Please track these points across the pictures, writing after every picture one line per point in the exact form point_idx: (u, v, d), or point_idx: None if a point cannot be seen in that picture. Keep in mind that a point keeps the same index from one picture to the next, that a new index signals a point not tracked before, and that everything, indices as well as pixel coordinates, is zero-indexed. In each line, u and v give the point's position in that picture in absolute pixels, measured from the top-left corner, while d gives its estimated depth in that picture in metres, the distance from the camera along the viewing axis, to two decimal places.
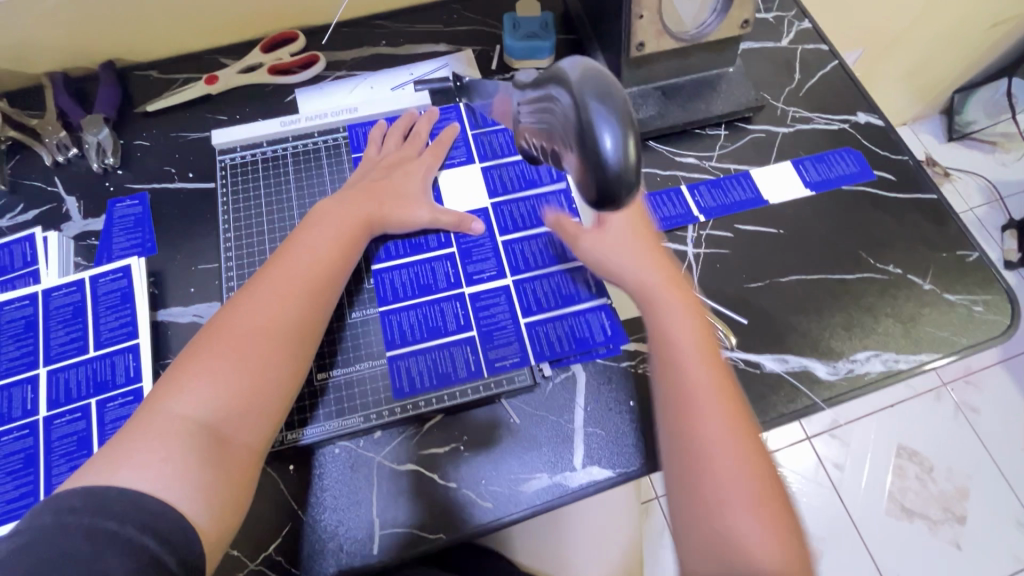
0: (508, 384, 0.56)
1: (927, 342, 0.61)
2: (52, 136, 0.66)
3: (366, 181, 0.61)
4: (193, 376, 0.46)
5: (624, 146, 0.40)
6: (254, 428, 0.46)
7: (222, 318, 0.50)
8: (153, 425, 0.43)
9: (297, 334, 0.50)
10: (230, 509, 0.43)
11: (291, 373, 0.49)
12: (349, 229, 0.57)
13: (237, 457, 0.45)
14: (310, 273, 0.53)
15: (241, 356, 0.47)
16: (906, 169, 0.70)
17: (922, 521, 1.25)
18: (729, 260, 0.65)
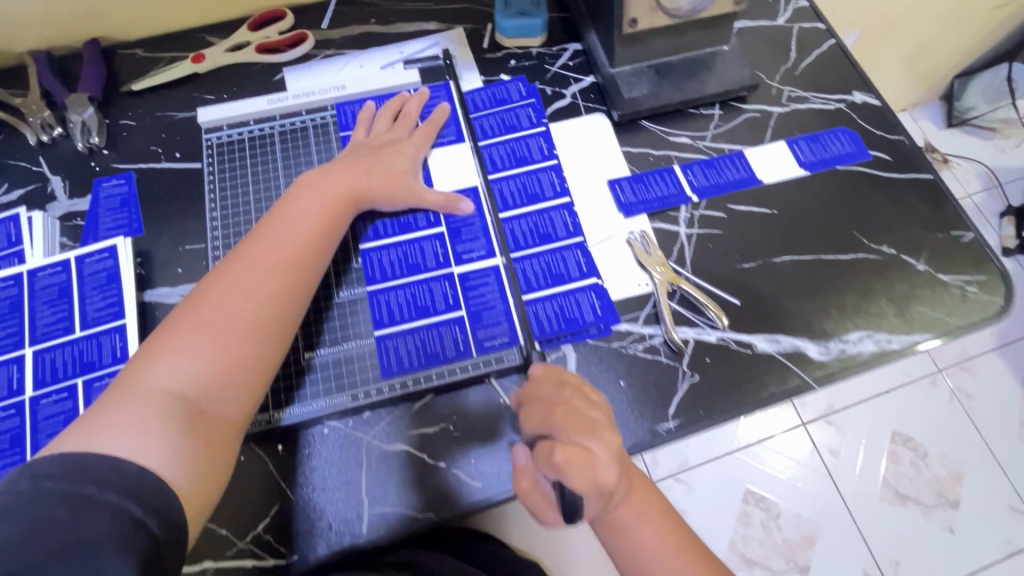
0: (497, 363, 0.55)
1: (920, 321, 0.61)
2: (37, 115, 0.65)
3: (353, 156, 0.60)
4: (171, 346, 0.46)
5: None
6: (233, 399, 0.46)
7: (202, 289, 0.49)
8: (131, 393, 0.43)
9: (277, 307, 0.50)
10: (211, 478, 0.43)
11: (271, 346, 0.49)
12: (333, 201, 0.56)
13: (217, 427, 0.45)
14: (292, 247, 0.52)
15: (220, 329, 0.47)
16: (902, 149, 0.69)
17: (915, 506, 1.26)
18: (721, 241, 0.64)
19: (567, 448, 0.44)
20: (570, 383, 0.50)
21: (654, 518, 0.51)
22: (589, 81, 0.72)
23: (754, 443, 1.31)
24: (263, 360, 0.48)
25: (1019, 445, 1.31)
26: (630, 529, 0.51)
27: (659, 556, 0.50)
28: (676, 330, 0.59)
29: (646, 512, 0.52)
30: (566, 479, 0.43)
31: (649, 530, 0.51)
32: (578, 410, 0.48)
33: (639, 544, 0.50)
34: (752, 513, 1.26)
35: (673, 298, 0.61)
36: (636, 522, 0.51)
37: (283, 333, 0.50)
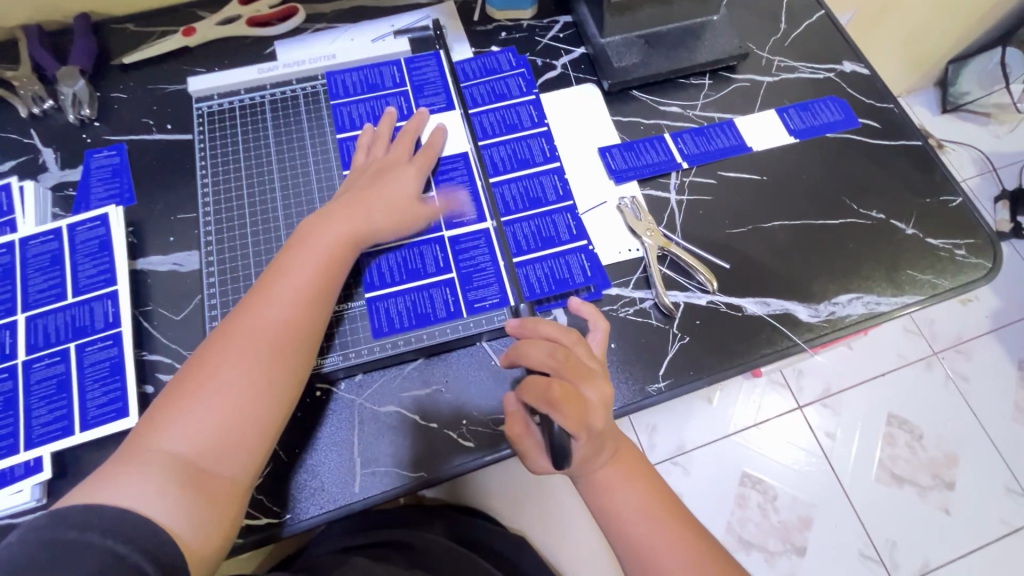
0: (487, 324, 0.56)
1: (909, 284, 0.61)
2: (27, 88, 0.65)
3: (354, 191, 0.56)
4: (177, 411, 0.44)
5: None
6: (240, 461, 0.45)
7: (206, 348, 0.48)
8: (138, 462, 0.42)
9: (282, 366, 0.48)
10: (215, 533, 0.42)
11: (274, 405, 0.47)
12: (337, 248, 0.53)
13: (222, 487, 0.44)
14: (296, 299, 0.50)
15: (224, 385, 0.46)
16: (891, 117, 0.70)
17: (910, 487, 1.26)
18: (712, 207, 0.64)
19: (562, 386, 0.46)
20: (571, 331, 0.51)
21: (638, 484, 0.52)
22: (580, 52, 0.72)
23: (750, 426, 1.31)
24: (269, 420, 0.47)
25: (1013, 426, 1.31)
26: (614, 492, 0.51)
27: (639, 516, 0.50)
28: (666, 294, 0.59)
29: (631, 476, 0.52)
30: (557, 414, 0.45)
31: (634, 492, 0.51)
32: (576, 355, 0.49)
33: (622, 506, 0.50)
34: (749, 495, 1.26)
35: (663, 263, 0.61)
36: (617, 484, 0.51)
37: (288, 390, 0.48)
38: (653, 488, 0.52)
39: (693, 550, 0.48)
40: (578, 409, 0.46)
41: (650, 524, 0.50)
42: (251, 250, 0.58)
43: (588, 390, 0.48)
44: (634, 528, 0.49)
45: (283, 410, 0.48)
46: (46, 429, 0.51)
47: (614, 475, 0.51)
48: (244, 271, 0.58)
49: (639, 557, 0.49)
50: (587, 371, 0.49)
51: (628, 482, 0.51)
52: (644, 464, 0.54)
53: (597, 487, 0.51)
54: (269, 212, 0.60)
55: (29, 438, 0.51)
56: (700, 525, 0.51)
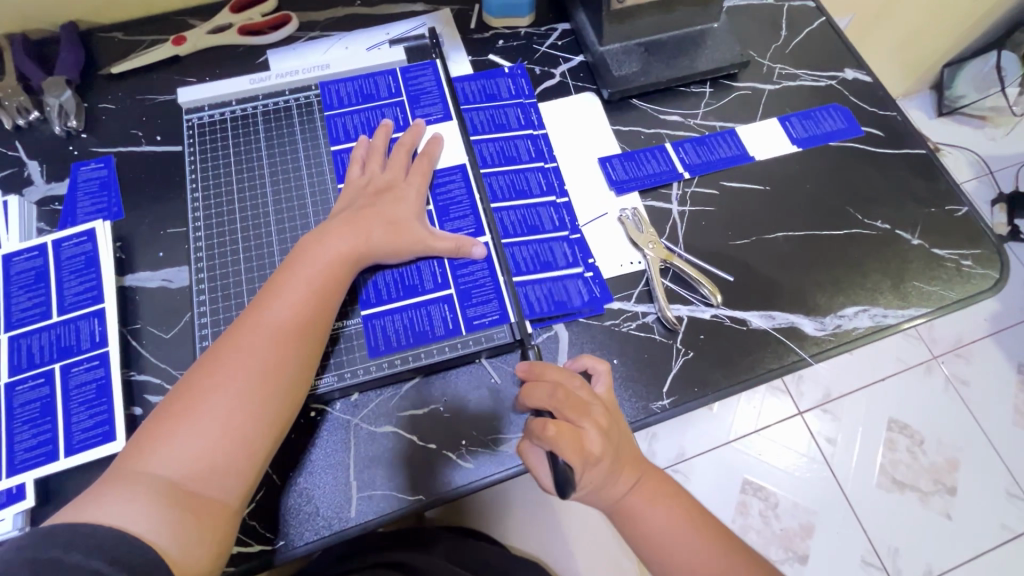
0: (486, 341, 0.54)
1: (916, 296, 0.60)
2: (11, 99, 0.64)
3: (352, 209, 0.55)
4: (169, 431, 0.43)
5: None
6: (231, 484, 0.43)
7: (199, 367, 0.46)
8: (125, 482, 0.41)
9: (277, 386, 0.46)
10: (201, 556, 0.41)
11: (268, 427, 0.46)
12: (334, 266, 0.52)
13: (211, 510, 0.42)
14: (292, 318, 0.49)
15: (218, 404, 0.44)
16: (894, 125, 0.69)
17: (912, 493, 1.25)
18: (714, 217, 0.63)
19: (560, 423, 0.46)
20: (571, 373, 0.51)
21: (665, 502, 0.50)
22: (578, 61, 0.71)
23: (751, 433, 1.30)
24: (263, 443, 0.45)
25: (1014, 431, 1.31)
26: (642, 515, 0.50)
27: (670, 538, 0.49)
28: (669, 308, 0.58)
29: (655, 496, 0.51)
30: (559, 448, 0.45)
31: (662, 511, 0.50)
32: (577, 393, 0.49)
33: (651, 531, 0.49)
34: (751, 502, 1.25)
35: (666, 275, 0.60)
36: (644, 510, 0.50)
37: (283, 412, 0.47)
38: (681, 507, 0.50)
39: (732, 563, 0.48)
40: (576, 442, 0.46)
41: (684, 549, 0.48)
42: (243, 267, 0.57)
43: (590, 427, 0.47)
44: (667, 555, 0.48)
45: (277, 432, 0.46)
46: (29, 455, 0.49)
47: (638, 503, 0.50)
48: (235, 288, 0.56)
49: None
50: (587, 406, 0.48)
51: (655, 507, 0.50)
52: (670, 483, 0.52)
53: (623, 516, 0.50)
54: (261, 227, 0.58)
55: (12, 464, 0.49)
56: (732, 533, 0.51)
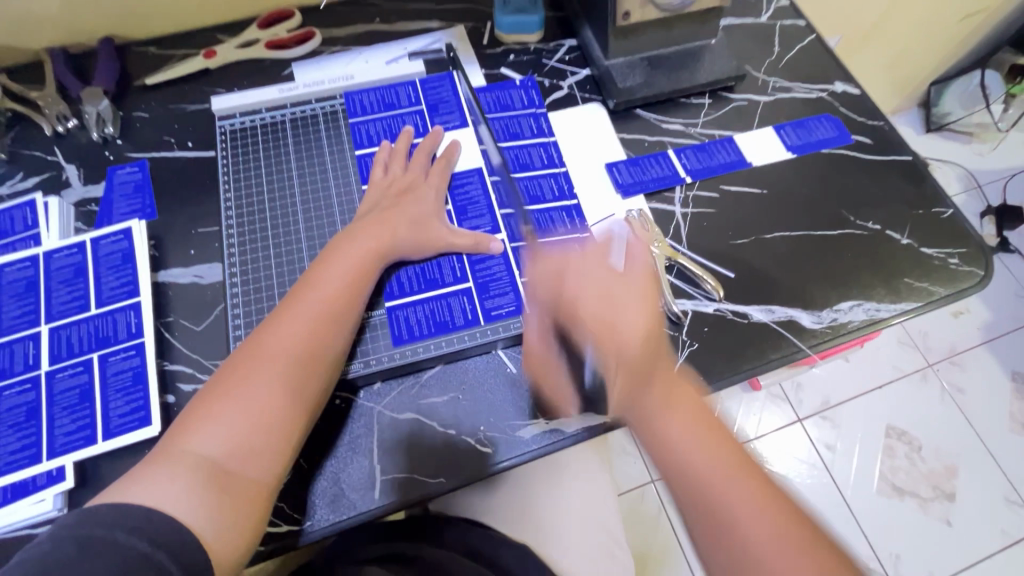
0: (503, 331, 0.57)
1: (907, 291, 0.63)
2: (52, 107, 0.68)
3: (377, 211, 0.59)
4: (208, 416, 0.46)
5: None
6: (266, 465, 0.46)
7: (237, 356, 0.50)
8: (167, 463, 0.44)
9: (308, 375, 0.49)
10: (234, 535, 0.43)
11: (300, 411, 0.48)
12: (360, 262, 0.55)
13: (244, 491, 0.45)
14: (322, 309, 0.52)
15: (253, 391, 0.47)
16: (882, 134, 0.73)
17: (912, 500, 1.27)
18: (715, 219, 0.67)
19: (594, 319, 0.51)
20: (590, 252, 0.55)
21: (708, 436, 0.49)
22: (585, 74, 0.75)
23: (752, 439, 1.32)
24: (294, 428, 0.48)
25: (1010, 438, 1.33)
26: (671, 451, 0.48)
27: (709, 468, 0.47)
28: (675, 302, 0.61)
29: (698, 423, 0.49)
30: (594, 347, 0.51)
31: (690, 440, 0.48)
32: (606, 285, 0.52)
33: (690, 458, 0.48)
34: None
35: (670, 272, 0.63)
36: (684, 439, 0.48)
37: (314, 397, 0.49)
38: (726, 447, 0.49)
39: (765, 503, 0.46)
40: (606, 333, 0.51)
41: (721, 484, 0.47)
42: (274, 262, 0.60)
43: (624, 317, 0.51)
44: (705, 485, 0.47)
45: (309, 416, 0.49)
46: (69, 439, 0.51)
47: (679, 429, 0.49)
48: (267, 282, 0.59)
49: (710, 515, 0.46)
50: (620, 292, 0.52)
51: (697, 435, 0.49)
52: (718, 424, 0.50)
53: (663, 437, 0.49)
54: (290, 225, 0.62)
55: (52, 447, 0.51)
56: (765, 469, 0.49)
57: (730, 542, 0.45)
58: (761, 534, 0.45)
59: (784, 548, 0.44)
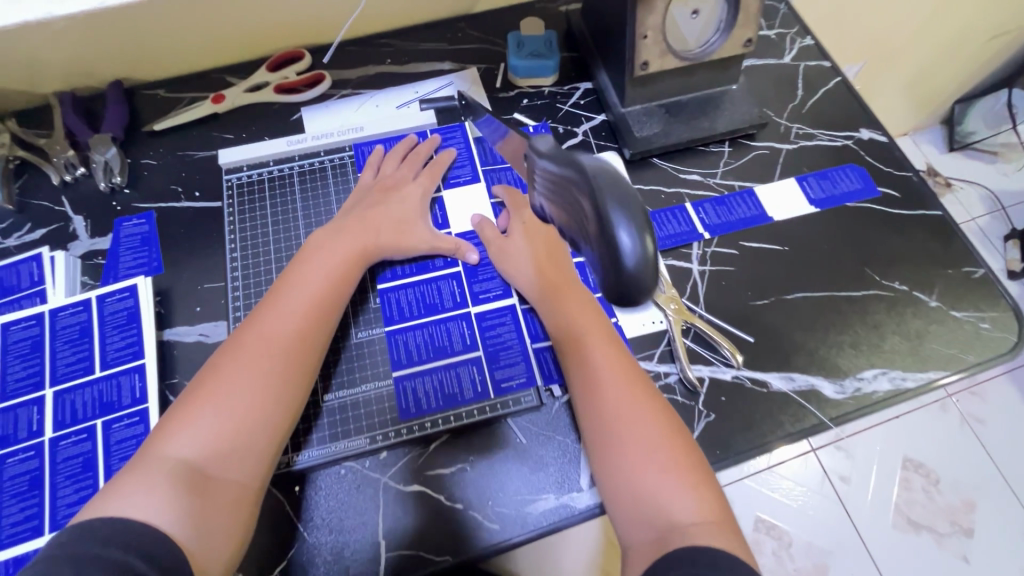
0: (513, 406, 0.56)
1: (935, 359, 0.61)
2: (60, 155, 0.67)
3: (362, 208, 0.61)
4: (191, 417, 0.45)
5: (643, 244, 0.38)
6: (251, 465, 0.46)
7: (217, 358, 0.49)
8: (146, 469, 0.42)
9: (295, 374, 0.50)
10: (219, 538, 0.42)
11: (285, 408, 0.49)
12: (342, 262, 0.57)
13: (228, 493, 0.44)
14: (303, 311, 0.53)
15: (237, 385, 0.47)
16: (910, 186, 0.70)
17: (929, 534, 1.22)
18: (734, 277, 0.65)
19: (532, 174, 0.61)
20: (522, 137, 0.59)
21: (589, 314, 0.54)
22: (600, 119, 0.73)
23: (763, 468, 1.29)
24: (278, 426, 0.48)
25: None
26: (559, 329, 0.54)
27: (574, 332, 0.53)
28: (690, 369, 0.59)
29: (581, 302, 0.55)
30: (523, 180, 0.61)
31: (575, 312, 0.54)
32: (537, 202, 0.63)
33: (565, 315, 0.54)
34: (763, 541, 1.24)
35: (687, 336, 0.61)
36: (563, 305, 0.55)
37: (300, 396, 0.50)
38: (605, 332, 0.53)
39: (628, 389, 0.49)
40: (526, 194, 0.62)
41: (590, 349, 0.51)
42: None
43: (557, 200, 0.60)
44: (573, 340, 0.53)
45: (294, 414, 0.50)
46: (72, 510, 0.51)
47: (564, 299, 0.55)
48: None
49: (584, 380, 0.50)
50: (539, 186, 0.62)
51: (580, 308, 0.54)
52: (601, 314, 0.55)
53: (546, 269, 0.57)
54: None
55: (55, 519, 0.50)
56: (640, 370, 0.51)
57: (596, 410, 0.49)
58: (620, 408, 0.48)
59: (639, 413, 0.47)
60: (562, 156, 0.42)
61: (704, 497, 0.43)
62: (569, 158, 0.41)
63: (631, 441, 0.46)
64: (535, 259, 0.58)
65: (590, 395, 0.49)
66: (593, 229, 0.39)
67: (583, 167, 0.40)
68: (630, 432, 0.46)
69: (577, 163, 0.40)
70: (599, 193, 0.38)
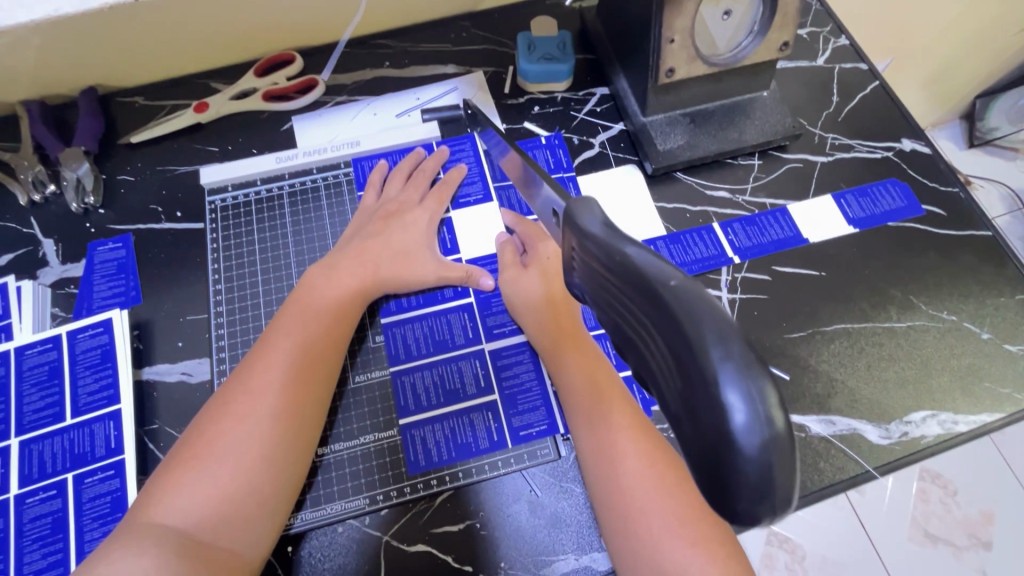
0: (529, 459, 0.51)
1: (987, 400, 0.55)
2: (28, 172, 0.61)
3: (360, 237, 0.57)
4: (182, 478, 0.41)
5: (765, 424, 0.21)
6: (247, 531, 0.42)
7: (209, 411, 0.45)
8: (134, 537, 0.38)
9: (296, 427, 0.45)
10: None
11: (284, 467, 0.44)
12: (340, 298, 0.52)
13: (224, 561, 0.40)
14: (298, 354, 0.48)
15: (230, 441, 0.43)
16: (957, 203, 0.64)
17: (947, 547, 1.02)
18: (767, 306, 0.59)
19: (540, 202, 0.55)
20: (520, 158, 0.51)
21: (590, 360, 0.49)
22: (619, 129, 0.67)
23: None
24: (276, 486, 0.44)
25: None
26: (562, 371, 0.50)
27: (581, 377, 0.48)
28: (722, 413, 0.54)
29: (582, 348, 0.50)
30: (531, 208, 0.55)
31: (580, 357, 0.49)
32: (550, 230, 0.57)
33: (571, 358, 0.50)
34: (778, 555, 1.03)
35: None
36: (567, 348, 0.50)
37: (300, 450, 0.46)
38: (607, 376, 0.48)
39: (638, 438, 0.44)
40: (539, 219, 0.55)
41: (592, 395, 0.47)
42: None
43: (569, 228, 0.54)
44: (575, 384, 0.48)
45: (294, 470, 0.45)
46: None
47: (568, 344, 0.51)
48: None
49: (597, 445, 0.45)
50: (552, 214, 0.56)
51: (581, 352, 0.50)
52: (602, 358, 0.50)
53: (552, 309, 0.53)
54: None
55: None
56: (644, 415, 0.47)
57: (604, 463, 0.44)
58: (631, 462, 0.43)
59: (651, 468, 0.42)
60: (615, 252, 0.27)
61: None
62: (627, 257, 0.26)
63: (651, 512, 0.41)
64: (547, 297, 0.53)
65: (603, 462, 0.44)
66: (671, 372, 0.24)
67: (663, 283, 0.24)
68: (639, 490, 0.42)
69: (643, 269, 0.25)
70: (699, 331, 0.22)
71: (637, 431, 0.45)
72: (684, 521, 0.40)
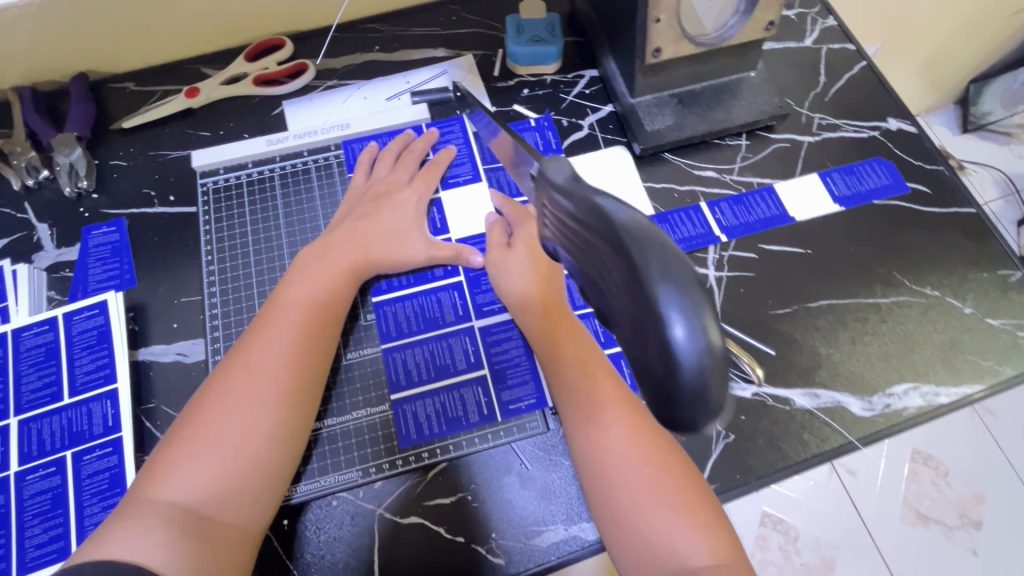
0: (519, 432, 0.52)
1: (969, 372, 0.56)
2: (21, 158, 0.61)
3: (351, 219, 0.57)
4: (183, 455, 0.42)
5: (700, 336, 0.25)
6: (250, 505, 0.43)
7: (208, 389, 0.46)
8: (137, 514, 0.39)
9: (295, 403, 0.46)
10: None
11: (284, 442, 0.45)
12: (333, 279, 0.53)
13: (226, 534, 0.41)
14: (292, 333, 0.48)
15: (229, 417, 0.44)
16: (942, 181, 0.65)
17: (938, 527, 1.03)
18: (754, 283, 0.60)
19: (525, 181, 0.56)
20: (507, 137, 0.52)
21: (578, 340, 0.50)
22: (608, 110, 0.68)
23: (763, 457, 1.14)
24: (276, 461, 0.45)
25: None
26: (552, 352, 0.50)
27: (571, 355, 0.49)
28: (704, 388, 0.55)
29: (570, 327, 0.51)
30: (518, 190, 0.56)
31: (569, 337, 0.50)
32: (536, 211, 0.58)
33: (560, 338, 0.50)
34: (771, 536, 1.04)
35: None
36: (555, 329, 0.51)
37: (299, 428, 0.47)
38: (595, 355, 0.49)
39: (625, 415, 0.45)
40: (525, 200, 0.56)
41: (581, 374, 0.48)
42: None
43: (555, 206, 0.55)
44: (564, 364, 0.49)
45: (294, 446, 0.46)
46: (40, 553, 0.47)
47: (558, 325, 0.51)
48: None
49: (586, 423, 0.46)
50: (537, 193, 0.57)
51: (569, 332, 0.51)
52: (591, 337, 0.51)
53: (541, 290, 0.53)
54: None
55: (23, 562, 0.47)
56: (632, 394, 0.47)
57: (593, 439, 0.45)
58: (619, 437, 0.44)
59: (638, 444, 0.43)
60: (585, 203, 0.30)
61: (720, 541, 0.40)
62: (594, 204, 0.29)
63: (639, 485, 0.42)
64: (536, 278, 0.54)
65: (591, 438, 0.45)
66: (629, 304, 0.28)
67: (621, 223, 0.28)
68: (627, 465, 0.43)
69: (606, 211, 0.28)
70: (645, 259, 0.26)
71: (624, 409, 0.45)
72: (669, 492, 0.41)
